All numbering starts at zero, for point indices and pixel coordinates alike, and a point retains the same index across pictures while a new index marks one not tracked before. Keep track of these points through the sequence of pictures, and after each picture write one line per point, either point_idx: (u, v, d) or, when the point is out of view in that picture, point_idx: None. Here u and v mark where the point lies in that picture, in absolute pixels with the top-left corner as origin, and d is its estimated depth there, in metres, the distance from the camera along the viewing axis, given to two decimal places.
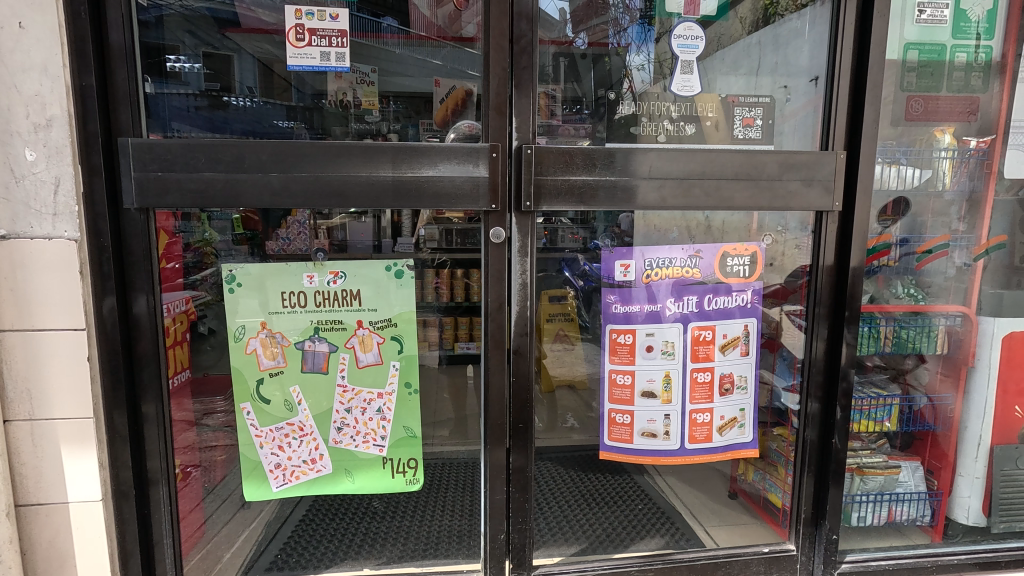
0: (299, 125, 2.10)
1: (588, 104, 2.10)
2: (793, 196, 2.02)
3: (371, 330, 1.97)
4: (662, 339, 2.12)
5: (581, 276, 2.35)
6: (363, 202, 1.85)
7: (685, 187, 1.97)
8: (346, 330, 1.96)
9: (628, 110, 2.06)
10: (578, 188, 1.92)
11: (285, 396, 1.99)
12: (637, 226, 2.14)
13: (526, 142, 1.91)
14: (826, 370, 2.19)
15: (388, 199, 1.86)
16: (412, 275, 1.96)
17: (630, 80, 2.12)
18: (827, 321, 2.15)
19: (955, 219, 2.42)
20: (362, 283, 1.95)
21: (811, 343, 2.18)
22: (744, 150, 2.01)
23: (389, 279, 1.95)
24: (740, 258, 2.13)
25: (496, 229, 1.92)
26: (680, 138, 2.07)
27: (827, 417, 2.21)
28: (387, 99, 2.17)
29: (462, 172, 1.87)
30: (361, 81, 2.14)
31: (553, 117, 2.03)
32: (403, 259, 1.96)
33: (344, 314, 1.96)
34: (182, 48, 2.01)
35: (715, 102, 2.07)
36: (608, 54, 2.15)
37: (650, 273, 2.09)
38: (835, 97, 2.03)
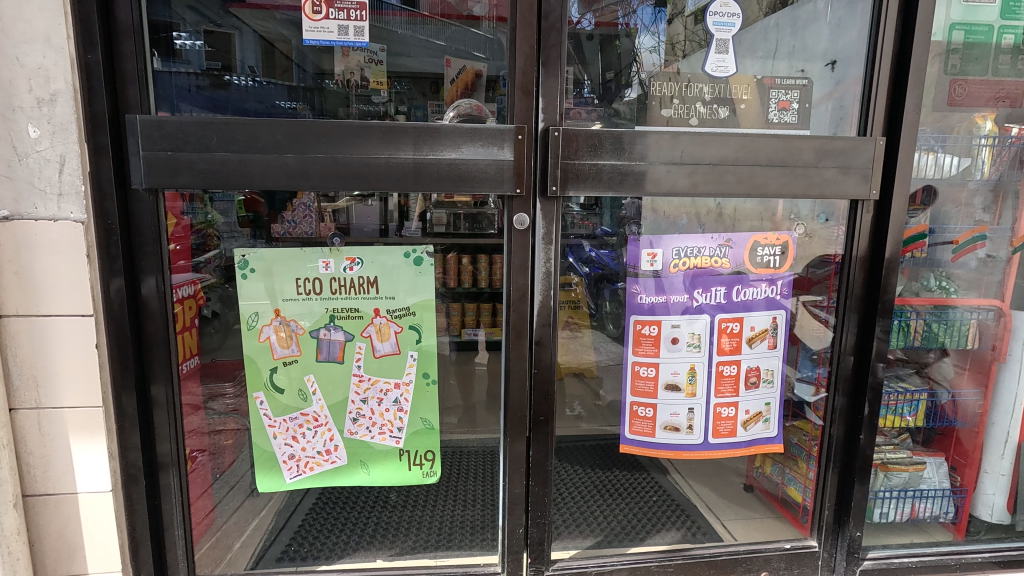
0: (300, 105, 1.99)
1: (592, 86, 1.96)
2: (829, 184, 1.94)
3: (389, 318, 1.90)
4: (688, 331, 2.04)
5: (586, 263, 2.19)
6: (383, 185, 1.77)
7: (717, 173, 1.88)
8: (363, 319, 1.89)
9: (633, 93, 1.98)
10: (606, 172, 1.83)
11: (299, 385, 1.93)
12: (647, 216, 2.00)
13: (551, 123, 1.81)
14: (856, 364, 2.13)
15: (409, 183, 1.77)
16: (433, 261, 1.88)
17: (640, 61, 2.00)
18: (858, 313, 2.08)
19: (984, 209, 2.34)
20: (379, 270, 1.87)
21: (841, 335, 2.10)
22: (778, 134, 1.92)
23: (408, 267, 1.87)
24: (770, 248, 2.05)
25: (519, 215, 1.83)
26: (713, 122, 1.97)
27: (856, 412, 2.15)
28: (393, 80, 2.03)
29: (486, 155, 1.78)
30: (371, 60, 1.98)
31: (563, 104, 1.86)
32: (421, 244, 1.87)
33: (360, 301, 1.88)
34: (183, 24, 1.89)
35: (750, 84, 1.97)
36: (616, 37, 2.01)
37: (678, 262, 2.01)
38: (877, 79, 1.93)
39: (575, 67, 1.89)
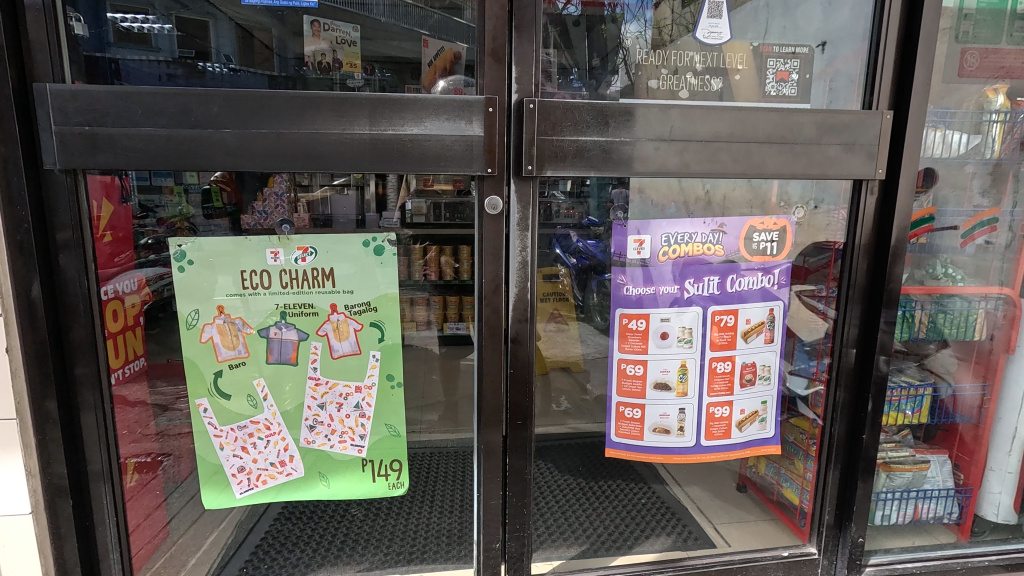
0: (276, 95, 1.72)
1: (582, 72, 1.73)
2: (832, 163, 1.77)
3: (347, 315, 1.70)
4: (679, 325, 1.86)
5: (575, 255, 1.95)
6: (336, 164, 1.56)
7: (710, 151, 1.70)
8: (318, 316, 1.69)
9: (620, 82, 1.75)
10: (588, 150, 1.65)
11: (247, 390, 1.72)
12: (635, 198, 1.82)
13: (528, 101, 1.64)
14: (859, 358, 1.97)
15: (365, 163, 1.56)
16: (396, 250, 1.68)
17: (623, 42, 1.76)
18: (861, 302, 1.92)
19: (982, 193, 2.17)
20: (336, 260, 1.67)
21: (843, 326, 1.94)
22: (776, 107, 1.74)
23: (368, 257, 1.67)
24: (767, 234, 1.86)
25: (489, 199, 1.65)
26: (705, 95, 1.77)
27: (859, 409, 1.99)
28: (374, 68, 1.74)
29: (453, 130, 1.58)
30: (338, 43, 1.75)
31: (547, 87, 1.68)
32: (382, 232, 1.67)
33: (314, 296, 1.68)
34: (151, 9, 1.70)
35: (745, 53, 1.77)
36: (603, 20, 1.75)
37: (667, 250, 1.82)
38: (883, 45, 1.76)
39: (556, 51, 1.67)
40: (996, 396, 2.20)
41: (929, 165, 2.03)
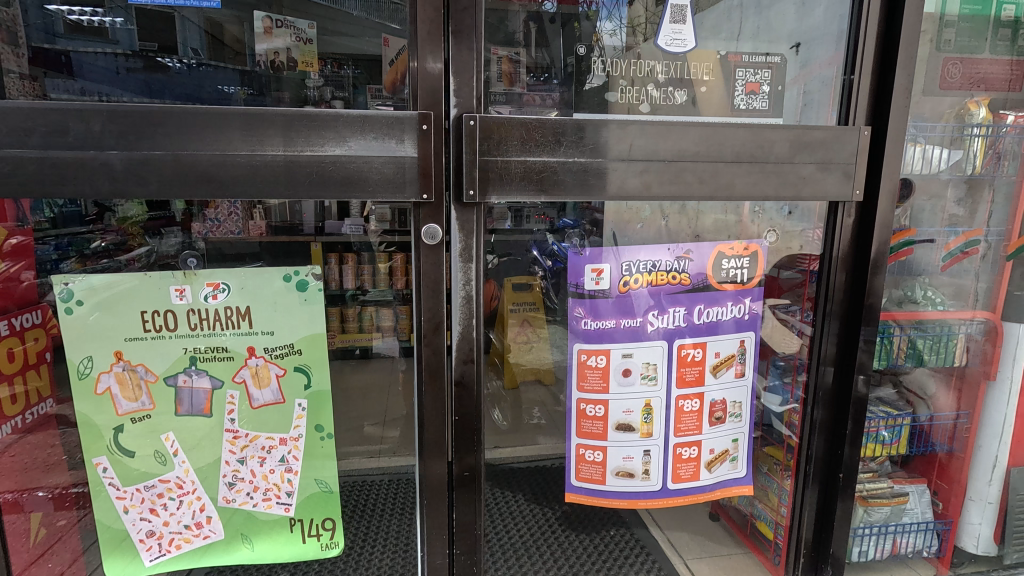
0: (245, 93, 1.53)
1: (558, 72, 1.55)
2: (806, 183, 1.61)
3: (267, 359, 1.50)
4: (642, 361, 1.70)
5: (551, 258, 1.76)
6: (243, 190, 1.34)
7: (674, 171, 1.53)
8: (234, 360, 1.49)
9: (597, 78, 1.55)
10: (537, 172, 1.46)
11: (153, 446, 1.51)
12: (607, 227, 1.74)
13: (500, 102, 1.52)
14: (835, 386, 1.83)
15: (278, 190, 1.35)
16: (321, 286, 1.47)
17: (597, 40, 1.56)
18: (839, 319, 1.77)
19: (957, 201, 2.06)
20: (251, 298, 1.46)
21: (819, 344, 1.79)
22: (746, 122, 1.58)
23: (290, 294, 1.47)
24: (737, 260, 1.71)
25: (425, 227, 1.45)
26: (667, 109, 1.58)
27: (836, 432, 1.84)
28: (340, 64, 1.57)
29: (382, 150, 1.38)
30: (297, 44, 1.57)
31: (514, 85, 1.52)
32: (305, 265, 1.46)
33: (228, 339, 1.47)
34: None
35: (712, 62, 1.57)
36: (576, 18, 1.56)
37: (628, 279, 1.65)
38: (860, 53, 1.61)
39: (521, 48, 1.51)
40: (977, 422, 2.10)
41: (908, 181, 1.93)
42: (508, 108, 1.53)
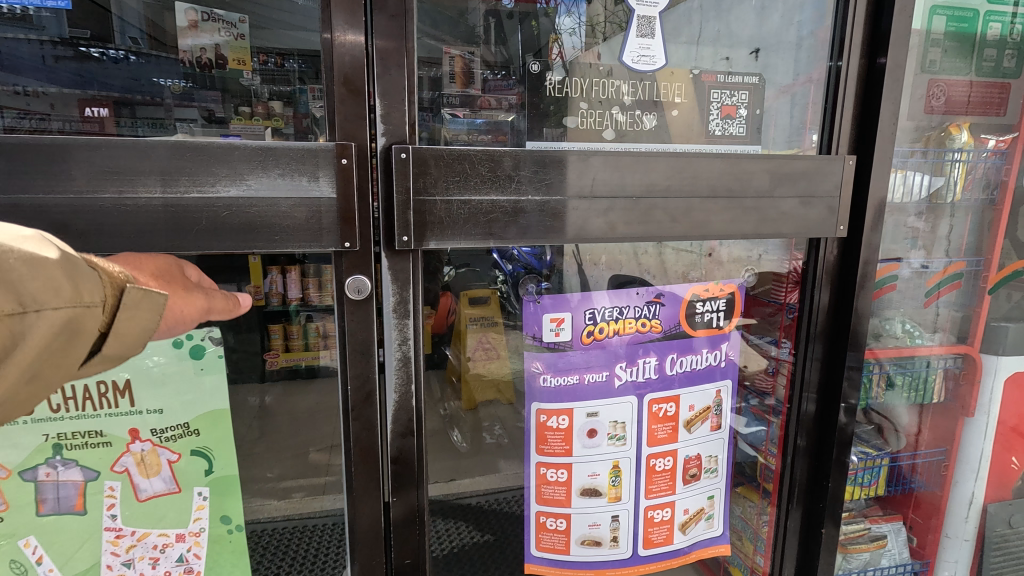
0: (180, 88, 1.26)
1: (519, 69, 1.31)
2: (788, 219, 1.44)
3: (156, 443, 1.22)
4: (609, 418, 1.50)
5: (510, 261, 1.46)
6: (112, 243, 1.07)
7: (643, 209, 1.33)
8: (112, 446, 1.20)
9: (558, 73, 1.31)
10: (485, 213, 1.24)
11: (9, 555, 1.21)
12: (570, 272, 1.45)
13: (455, 103, 1.27)
14: (818, 431, 1.66)
15: (159, 241, 1.09)
16: (222, 353, 1.20)
17: (556, 43, 1.32)
18: (822, 357, 1.60)
19: (917, 215, 1.91)
20: (132, 372, 1.17)
21: (801, 378, 1.62)
22: (721, 151, 1.39)
23: (181, 363, 1.19)
24: (712, 303, 1.53)
25: (348, 281, 1.20)
26: (636, 136, 1.37)
27: (818, 467, 1.67)
28: (283, 57, 1.23)
29: (292, 190, 1.13)
30: (228, 39, 1.30)
31: (469, 88, 1.28)
32: (200, 327, 1.19)
33: (104, 421, 1.19)
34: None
35: (684, 81, 1.37)
36: (535, 15, 1.32)
37: (593, 329, 1.44)
38: (843, 75, 1.45)
39: (479, 46, 1.29)
40: (955, 460, 1.98)
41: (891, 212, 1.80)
42: (465, 111, 1.28)
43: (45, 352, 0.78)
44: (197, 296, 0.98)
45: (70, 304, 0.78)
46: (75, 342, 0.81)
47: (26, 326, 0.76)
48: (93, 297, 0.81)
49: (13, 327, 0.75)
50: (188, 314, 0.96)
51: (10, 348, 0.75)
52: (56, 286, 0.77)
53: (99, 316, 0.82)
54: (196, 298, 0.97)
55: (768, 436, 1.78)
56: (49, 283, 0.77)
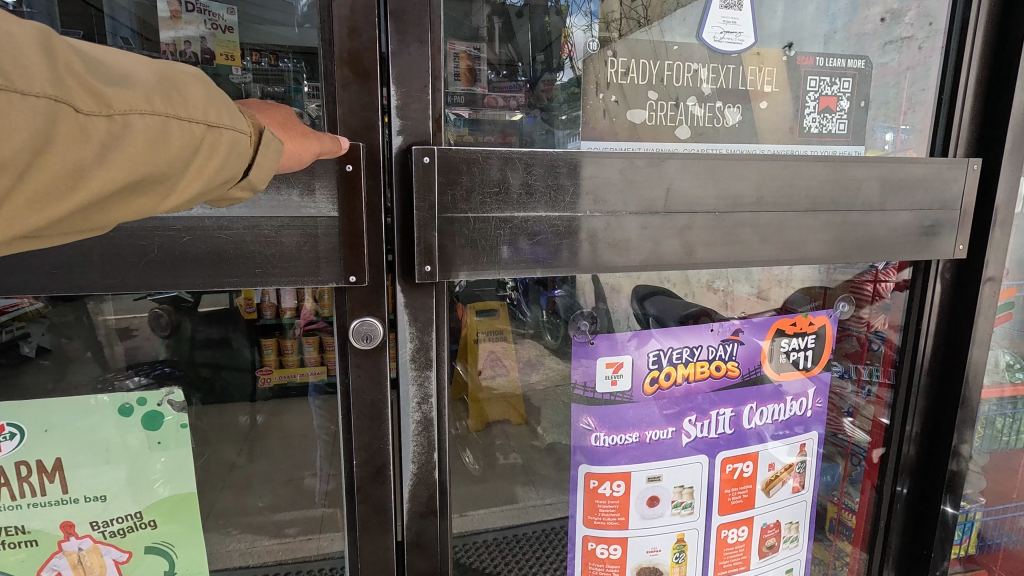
0: None
1: (529, 70, 1.00)
2: (898, 238, 1.16)
3: (97, 540, 0.97)
4: (673, 483, 1.23)
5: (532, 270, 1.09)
6: (28, 281, 0.78)
7: (727, 227, 1.05)
8: (38, 546, 0.95)
9: (567, 77, 1.01)
10: (531, 235, 0.96)
11: None
12: (616, 300, 1.15)
13: (458, 103, 0.96)
14: (917, 488, 1.38)
15: (96, 283, 0.81)
16: (186, 421, 0.98)
17: (565, 39, 1.01)
18: (925, 400, 1.33)
19: None
20: (65, 453, 0.92)
21: (899, 425, 1.34)
22: (821, 153, 1.11)
23: (135, 438, 0.96)
24: (798, 341, 1.26)
25: (353, 326, 0.92)
26: (715, 134, 1.08)
27: (916, 529, 1.40)
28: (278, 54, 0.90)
29: (278, 209, 0.84)
30: (210, 26, 0.89)
31: (473, 87, 0.97)
32: (157, 389, 0.97)
33: (25, 517, 0.93)
34: None
35: (775, 66, 1.09)
36: (545, 10, 1.00)
37: (658, 375, 1.17)
38: (967, 59, 1.17)
39: (483, 43, 0.97)
40: None
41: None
42: (468, 112, 0.97)
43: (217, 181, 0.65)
44: (312, 140, 0.78)
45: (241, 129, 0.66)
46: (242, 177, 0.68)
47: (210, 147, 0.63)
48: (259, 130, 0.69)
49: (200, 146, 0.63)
50: (309, 156, 0.78)
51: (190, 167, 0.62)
52: (223, 107, 0.65)
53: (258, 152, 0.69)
54: (312, 145, 0.78)
55: (846, 474, 1.45)
56: (224, 107, 0.65)
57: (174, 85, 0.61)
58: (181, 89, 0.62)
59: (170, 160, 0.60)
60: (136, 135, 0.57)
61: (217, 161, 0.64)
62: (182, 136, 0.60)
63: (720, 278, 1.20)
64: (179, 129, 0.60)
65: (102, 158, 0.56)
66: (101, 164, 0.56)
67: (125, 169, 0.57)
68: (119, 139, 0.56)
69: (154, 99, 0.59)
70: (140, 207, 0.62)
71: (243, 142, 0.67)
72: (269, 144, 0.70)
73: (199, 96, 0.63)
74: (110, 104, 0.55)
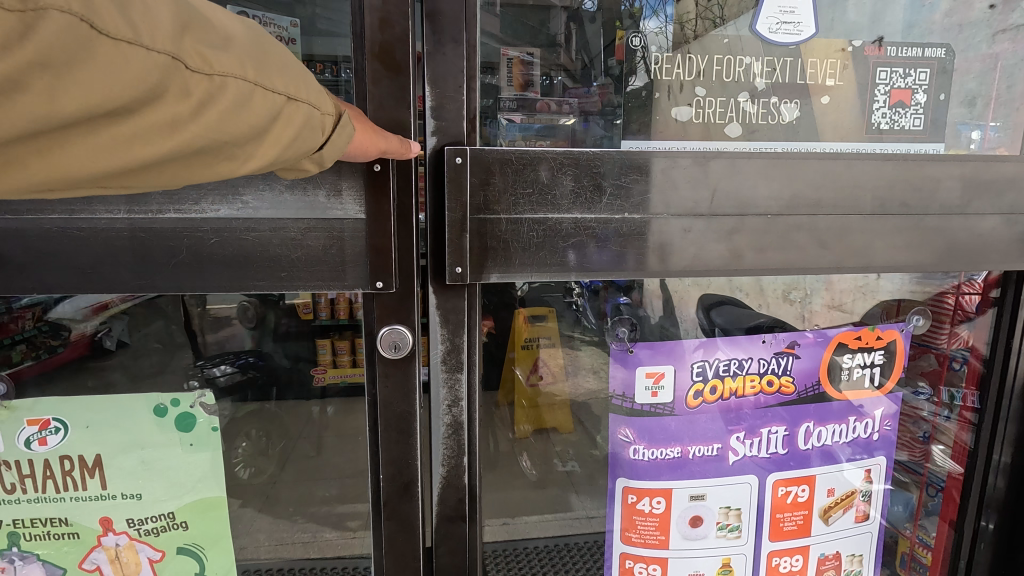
0: None
1: (603, 72, 0.97)
2: (980, 246, 1.03)
3: (133, 537, 1.02)
4: (718, 504, 1.15)
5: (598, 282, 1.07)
6: (78, 276, 0.84)
7: (779, 230, 0.98)
8: (80, 539, 1.01)
9: (641, 82, 0.97)
10: (566, 238, 0.93)
11: None
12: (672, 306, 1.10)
13: (511, 107, 0.94)
14: (1006, 524, 1.23)
15: (133, 280, 0.85)
16: (217, 424, 1.00)
17: (622, 42, 0.96)
18: (1017, 425, 1.18)
19: None
20: (105, 448, 0.97)
21: (985, 452, 1.20)
22: (893, 152, 1.01)
23: (169, 435, 0.99)
24: (863, 357, 1.16)
25: (384, 333, 0.92)
26: (769, 132, 1.01)
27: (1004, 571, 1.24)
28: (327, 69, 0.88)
29: (306, 210, 0.86)
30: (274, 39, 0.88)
31: (527, 91, 0.95)
32: (190, 391, 0.99)
33: (70, 509, 0.99)
34: None
35: (839, 59, 1.01)
36: (619, 14, 0.95)
37: (703, 388, 1.10)
38: None
39: (559, 47, 0.95)
40: None
41: None
42: (521, 115, 0.95)
43: (293, 152, 0.66)
44: (382, 138, 0.77)
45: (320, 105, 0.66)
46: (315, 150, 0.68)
47: (289, 117, 0.63)
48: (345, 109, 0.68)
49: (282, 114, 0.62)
50: (381, 151, 0.78)
51: (269, 135, 0.62)
52: (308, 81, 0.65)
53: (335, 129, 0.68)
54: (381, 140, 0.77)
55: (920, 504, 1.30)
56: (310, 82, 0.64)
57: (266, 53, 0.62)
58: (273, 58, 0.62)
59: (254, 125, 0.60)
60: (226, 97, 0.57)
61: (294, 134, 0.64)
62: (266, 103, 0.60)
63: (797, 289, 1.13)
64: (265, 95, 0.60)
65: (197, 114, 0.56)
66: (195, 118, 0.56)
67: (212, 129, 0.58)
68: (211, 99, 0.57)
69: (249, 64, 0.59)
70: (222, 168, 0.63)
71: (323, 120, 0.66)
72: (345, 127, 0.69)
73: (287, 69, 0.63)
74: (210, 65, 0.56)
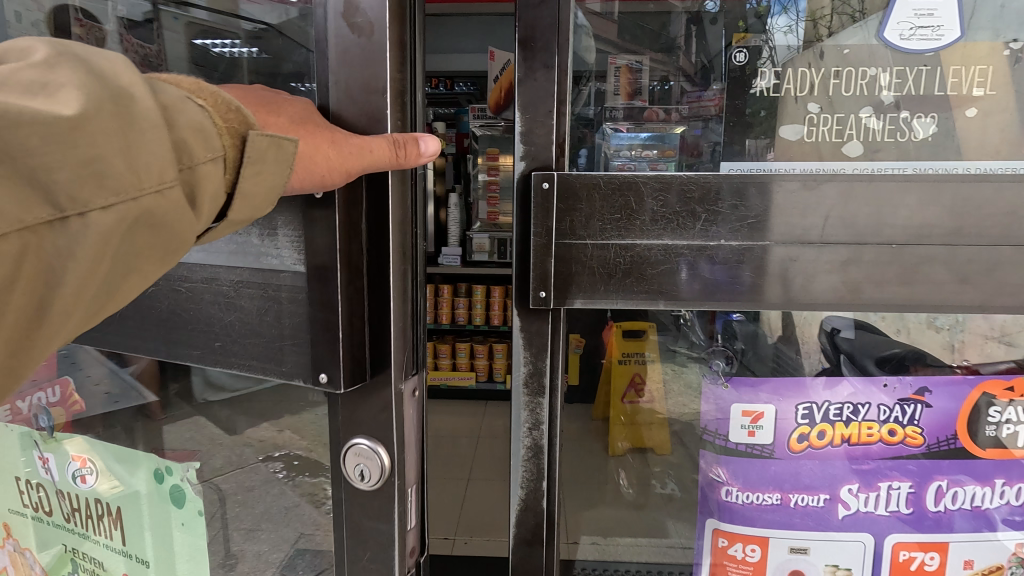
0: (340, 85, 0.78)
1: (722, 74, 0.91)
2: None
3: None
4: (824, 561, 1.04)
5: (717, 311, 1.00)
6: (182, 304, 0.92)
7: (908, 262, 0.86)
8: None
9: (767, 82, 0.90)
10: (657, 265, 0.89)
11: None
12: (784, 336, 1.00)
13: (619, 115, 0.93)
14: None
15: None
16: (201, 509, 1.04)
17: (742, 45, 0.90)
18: None
19: None
20: (121, 501, 1.10)
21: None
22: None
23: (160, 500, 1.07)
24: (1016, 411, 0.98)
25: (357, 439, 0.89)
26: (898, 152, 0.89)
27: None
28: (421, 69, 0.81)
29: (235, 256, 0.87)
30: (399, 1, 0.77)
31: (636, 98, 0.94)
32: (180, 462, 1.04)
33: (101, 553, 1.15)
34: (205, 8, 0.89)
35: (991, 65, 0.87)
36: (744, 13, 0.90)
37: (808, 431, 1.00)
38: None
39: (680, 51, 0.92)
40: None
41: None
42: (629, 124, 0.93)
43: (125, 248, 0.58)
44: (345, 160, 0.73)
45: (126, 197, 0.56)
46: (157, 232, 0.60)
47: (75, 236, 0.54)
48: (194, 151, 0.60)
49: (59, 241, 0.53)
50: (354, 170, 0.75)
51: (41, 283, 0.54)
52: (73, 186, 0.53)
53: (218, 180, 0.63)
54: (344, 160, 0.73)
55: None
56: (120, 158, 0.55)
57: None
58: None
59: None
60: None
61: (90, 258, 0.55)
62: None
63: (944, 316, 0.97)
64: None
65: None
66: None
67: None
68: None
69: None
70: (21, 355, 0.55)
71: (158, 199, 0.58)
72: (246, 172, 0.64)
73: (76, 167, 0.53)
74: None
